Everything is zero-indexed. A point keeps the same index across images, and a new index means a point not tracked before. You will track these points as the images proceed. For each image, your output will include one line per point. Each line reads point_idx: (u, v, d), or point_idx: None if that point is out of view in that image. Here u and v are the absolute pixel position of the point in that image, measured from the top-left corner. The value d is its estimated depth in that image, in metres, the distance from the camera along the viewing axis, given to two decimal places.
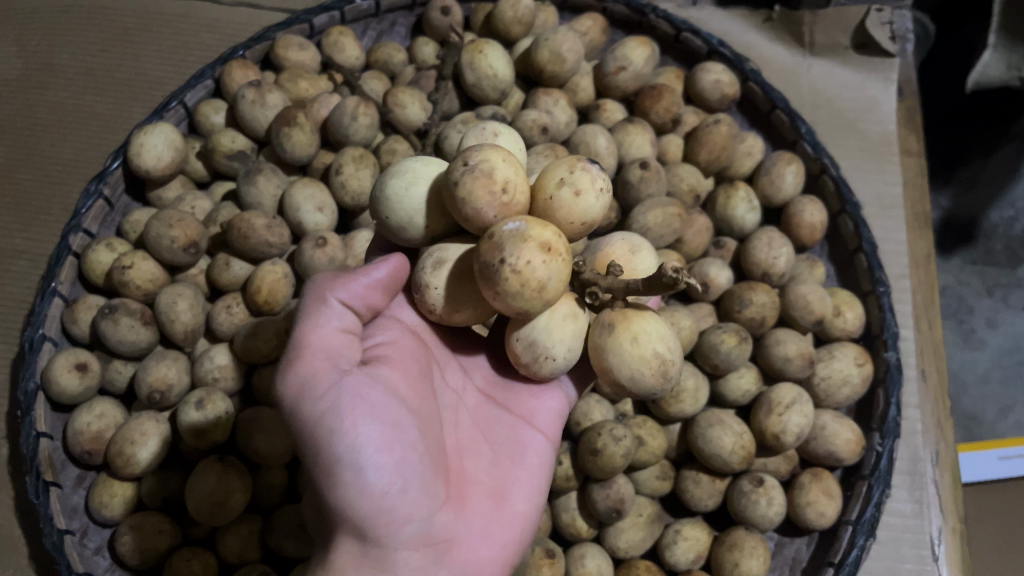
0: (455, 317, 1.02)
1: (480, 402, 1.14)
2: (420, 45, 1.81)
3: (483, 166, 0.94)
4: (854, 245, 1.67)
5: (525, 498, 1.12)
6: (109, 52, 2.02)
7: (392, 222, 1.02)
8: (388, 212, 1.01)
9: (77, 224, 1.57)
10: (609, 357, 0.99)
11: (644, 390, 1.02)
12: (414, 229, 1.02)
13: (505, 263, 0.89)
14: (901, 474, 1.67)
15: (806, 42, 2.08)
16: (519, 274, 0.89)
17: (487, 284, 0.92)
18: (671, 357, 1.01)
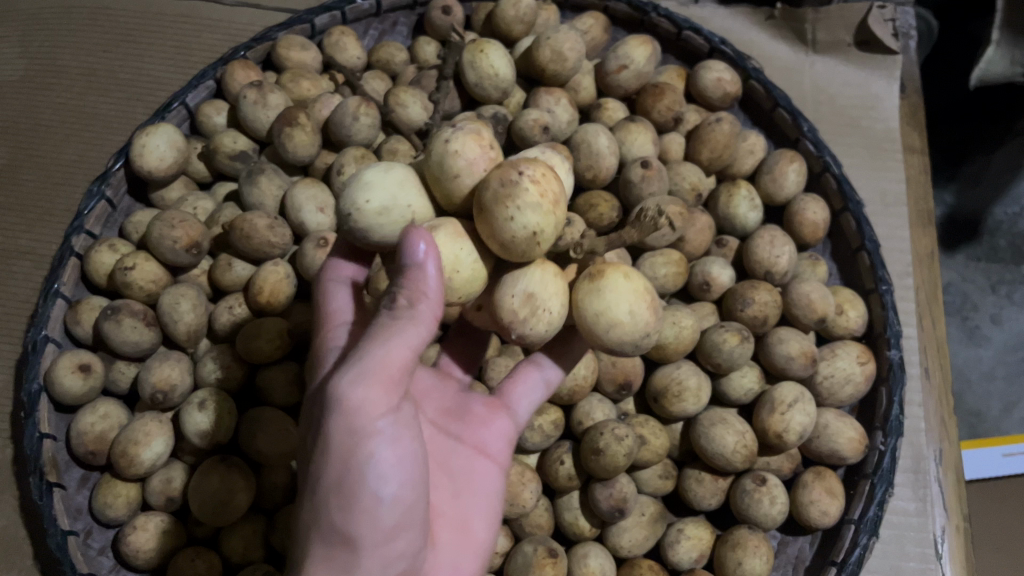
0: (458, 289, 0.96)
1: (435, 433, 1.18)
2: (421, 45, 1.81)
3: (466, 130, 0.99)
4: (857, 243, 1.67)
5: (489, 522, 1.18)
6: (112, 53, 2.02)
7: (373, 208, 0.97)
8: (367, 194, 0.97)
9: (79, 225, 1.58)
10: (602, 299, 0.98)
11: (643, 332, 1.02)
12: (397, 215, 0.98)
13: (524, 174, 0.92)
14: (903, 472, 1.67)
15: (808, 39, 2.07)
16: (538, 181, 0.92)
17: (497, 205, 0.90)
18: (653, 298, 1.04)
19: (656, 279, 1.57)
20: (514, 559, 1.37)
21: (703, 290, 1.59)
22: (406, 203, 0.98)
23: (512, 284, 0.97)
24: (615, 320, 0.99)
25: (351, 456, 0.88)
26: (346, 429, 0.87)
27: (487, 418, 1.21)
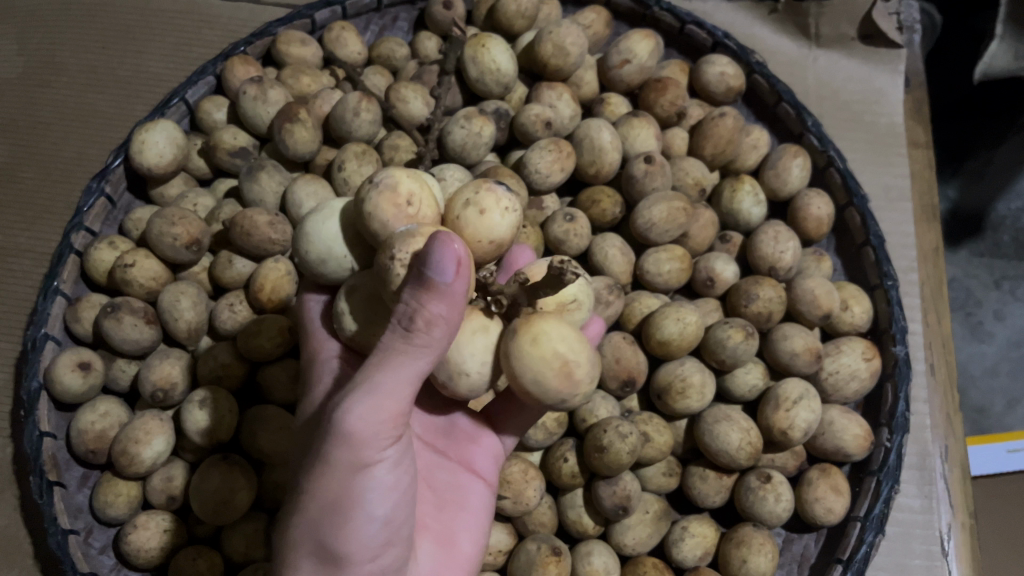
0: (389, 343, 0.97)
1: (422, 448, 1.16)
2: (422, 40, 1.80)
3: (386, 183, 0.95)
4: (861, 238, 1.65)
5: (474, 540, 1.17)
6: (111, 50, 2.01)
7: (312, 258, 1.02)
8: (306, 247, 1.02)
9: (78, 222, 1.56)
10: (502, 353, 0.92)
11: (556, 396, 0.93)
12: (334, 263, 1.02)
13: (394, 258, 0.85)
14: (909, 469, 1.65)
15: (811, 34, 2.05)
16: (407, 266, 0.85)
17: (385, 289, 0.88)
18: (578, 359, 0.93)
19: (659, 276, 1.55)
20: (518, 558, 1.37)
21: (706, 286, 1.58)
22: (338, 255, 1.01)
23: None
24: (523, 384, 0.92)
25: (345, 483, 0.88)
26: (347, 460, 0.86)
27: (473, 435, 1.21)
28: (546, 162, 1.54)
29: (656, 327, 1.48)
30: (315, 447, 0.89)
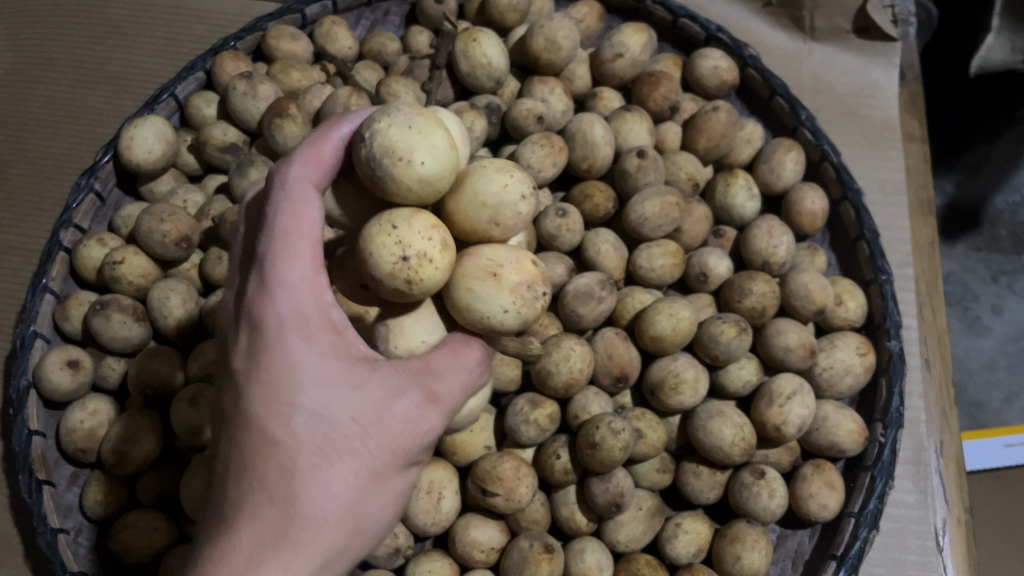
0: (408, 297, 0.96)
1: None
2: (414, 34, 1.79)
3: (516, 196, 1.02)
4: (856, 233, 1.64)
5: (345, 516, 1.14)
6: (102, 45, 1.99)
7: (418, 169, 0.93)
8: (420, 157, 0.93)
9: (68, 219, 1.55)
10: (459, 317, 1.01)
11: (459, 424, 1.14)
12: (421, 188, 0.96)
13: (539, 293, 1.00)
14: (904, 465, 1.65)
15: (806, 27, 2.03)
16: (535, 308, 1.00)
17: (498, 285, 0.97)
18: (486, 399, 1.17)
19: (652, 271, 1.55)
20: (510, 555, 1.36)
21: (700, 281, 1.57)
22: (431, 186, 0.96)
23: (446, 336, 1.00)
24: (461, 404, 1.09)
25: (394, 475, 0.93)
26: (413, 449, 0.94)
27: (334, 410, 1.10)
28: (538, 157, 1.53)
29: (648, 323, 1.47)
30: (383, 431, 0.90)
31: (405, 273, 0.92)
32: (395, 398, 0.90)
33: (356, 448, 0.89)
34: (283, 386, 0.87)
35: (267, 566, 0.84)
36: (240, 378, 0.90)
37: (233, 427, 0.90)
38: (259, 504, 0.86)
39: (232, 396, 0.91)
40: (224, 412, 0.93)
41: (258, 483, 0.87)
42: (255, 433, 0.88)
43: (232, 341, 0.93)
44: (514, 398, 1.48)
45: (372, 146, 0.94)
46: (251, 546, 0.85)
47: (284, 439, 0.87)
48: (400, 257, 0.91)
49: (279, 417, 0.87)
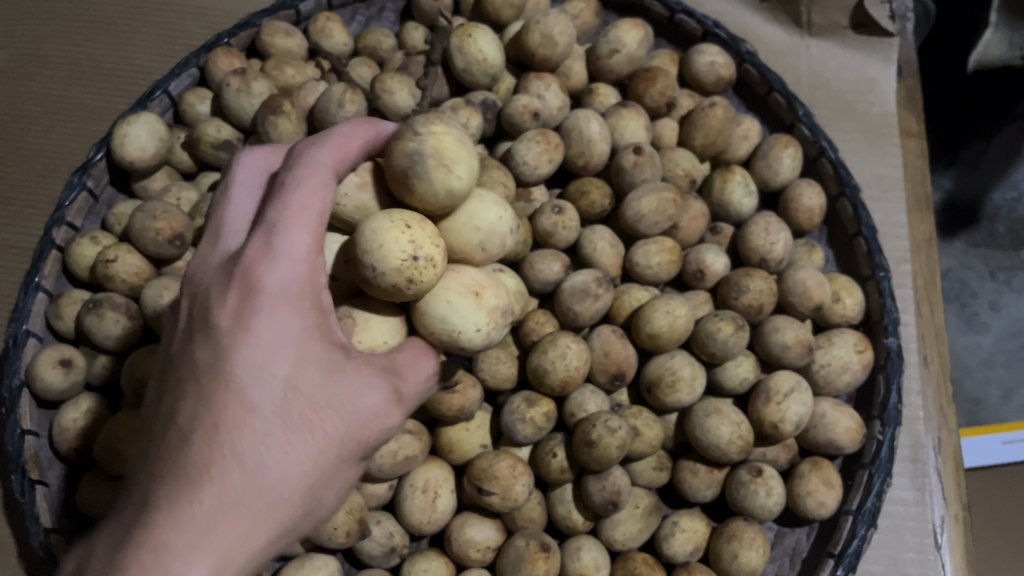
0: (397, 294, 0.97)
1: None
2: (409, 30, 1.77)
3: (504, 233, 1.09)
4: (853, 229, 1.63)
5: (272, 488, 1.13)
6: (94, 42, 1.98)
7: (453, 179, 0.99)
8: (457, 170, 0.99)
9: (60, 217, 1.54)
10: (421, 325, 1.03)
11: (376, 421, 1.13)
12: (441, 195, 0.99)
13: (504, 322, 1.08)
14: (901, 462, 1.64)
15: (803, 22, 2.02)
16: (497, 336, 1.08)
17: (479, 304, 1.03)
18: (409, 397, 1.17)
19: (649, 268, 1.54)
20: (506, 554, 1.35)
21: (696, 278, 1.56)
22: (451, 198, 1.00)
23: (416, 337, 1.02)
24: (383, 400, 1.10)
25: (347, 467, 0.97)
26: (370, 444, 0.98)
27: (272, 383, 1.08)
28: (534, 153, 1.52)
29: (645, 320, 1.46)
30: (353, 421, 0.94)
31: (412, 270, 0.94)
32: (369, 390, 0.94)
33: (329, 432, 0.92)
34: (271, 356, 0.89)
35: (224, 530, 0.84)
36: (222, 335, 0.90)
37: (205, 383, 0.89)
38: (220, 468, 0.86)
39: (207, 352, 0.90)
40: (193, 365, 0.91)
41: (224, 447, 0.86)
42: (231, 395, 0.87)
43: (214, 295, 0.93)
44: (509, 396, 1.47)
45: (422, 147, 0.98)
46: (208, 509, 0.84)
47: (262, 408, 0.88)
48: (411, 253, 0.94)
49: (262, 384, 0.88)
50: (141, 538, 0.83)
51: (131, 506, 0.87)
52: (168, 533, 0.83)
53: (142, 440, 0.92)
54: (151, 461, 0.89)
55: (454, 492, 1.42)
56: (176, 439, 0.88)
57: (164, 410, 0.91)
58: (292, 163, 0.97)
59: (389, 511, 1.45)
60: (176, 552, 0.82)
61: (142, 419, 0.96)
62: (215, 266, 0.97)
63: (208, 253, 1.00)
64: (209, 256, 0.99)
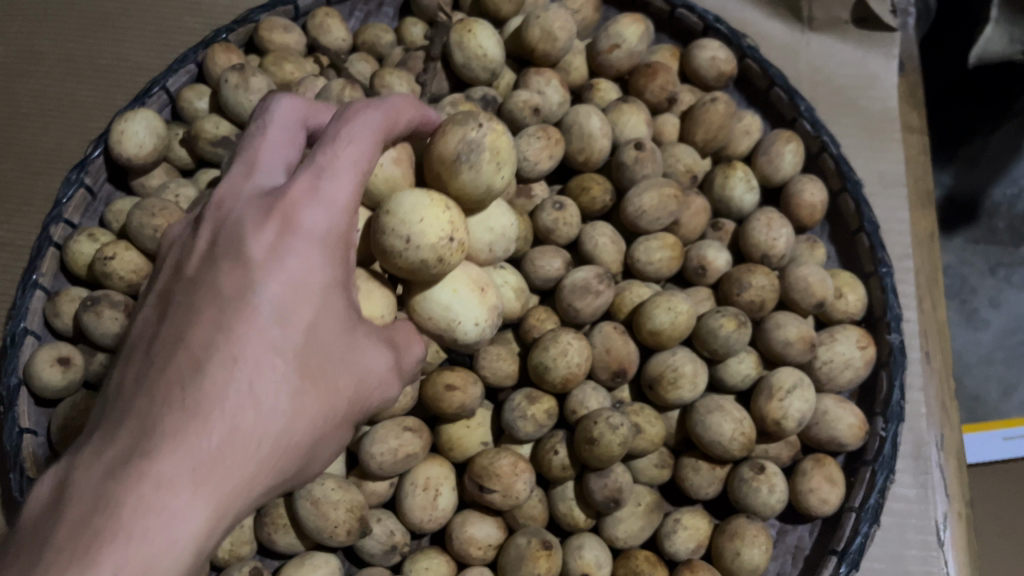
0: (421, 270, 1.05)
1: None
2: (408, 26, 1.76)
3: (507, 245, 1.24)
4: (855, 225, 1.62)
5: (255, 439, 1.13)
6: (91, 38, 1.97)
7: (499, 177, 1.12)
8: (503, 170, 1.12)
9: (57, 214, 1.53)
10: (423, 310, 1.13)
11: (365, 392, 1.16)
12: (482, 185, 1.10)
13: (494, 325, 1.20)
14: (904, 459, 1.64)
15: (804, 17, 2.02)
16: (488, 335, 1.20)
17: (481, 297, 1.16)
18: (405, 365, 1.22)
19: (650, 264, 1.53)
20: (508, 553, 1.35)
21: (698, 274, 1.55)
22: (486, 194, 1.12)
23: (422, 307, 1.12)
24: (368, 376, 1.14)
25: (336, 433, 1.01)
26: (357, 414, 1.03)
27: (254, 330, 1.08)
28: (534, 149, 1.51)
29: (647, 317, 1.45)
30: (355, 388, 1.00)
31: (446, 248, 1.04)
32: (373, 358, 1.01)
33: (336, 391, 0.97)
34: (301, 302, 0.93)
35: (231, 465, 0.87)
36: (254, 269, 0.92)
37: (230, 315, 0.90)
38: (236, 405, 0.88)
39: (233, 283, 0.92)
40: (216, 292, 0.92)
41: (243, 384, 0.89)
42: (257, 334, 0.90)
43: (246, 228, 0.94)
44: (510, 393, 1.46)
45: (482, 140, 1.08)
46: (219, 443, 0.86)
47: (285, 353, 0.92)
48: (448, 233, 1.03)
49: (289, 328, 0.92)
50: (144, 463, 0.83)
51: (128, 427, 0.86)
52: (176, 463, 0.84)
53: (139, 361, 0.91)
54: (154, 384, 0.88)
55: (455, 490, 1.41)
56: (190, 366, 0.88)
57: (175, 334, 0.91)
58: (344, 115, 0.99)
59: (390, 509, 1.44)
60: (181, 484, 0.83)
61: (136, 337, 0.95)
62: (243, 198, 0.98)
63: (237, 181, 0.99)
64: (239, 186, 0.99)
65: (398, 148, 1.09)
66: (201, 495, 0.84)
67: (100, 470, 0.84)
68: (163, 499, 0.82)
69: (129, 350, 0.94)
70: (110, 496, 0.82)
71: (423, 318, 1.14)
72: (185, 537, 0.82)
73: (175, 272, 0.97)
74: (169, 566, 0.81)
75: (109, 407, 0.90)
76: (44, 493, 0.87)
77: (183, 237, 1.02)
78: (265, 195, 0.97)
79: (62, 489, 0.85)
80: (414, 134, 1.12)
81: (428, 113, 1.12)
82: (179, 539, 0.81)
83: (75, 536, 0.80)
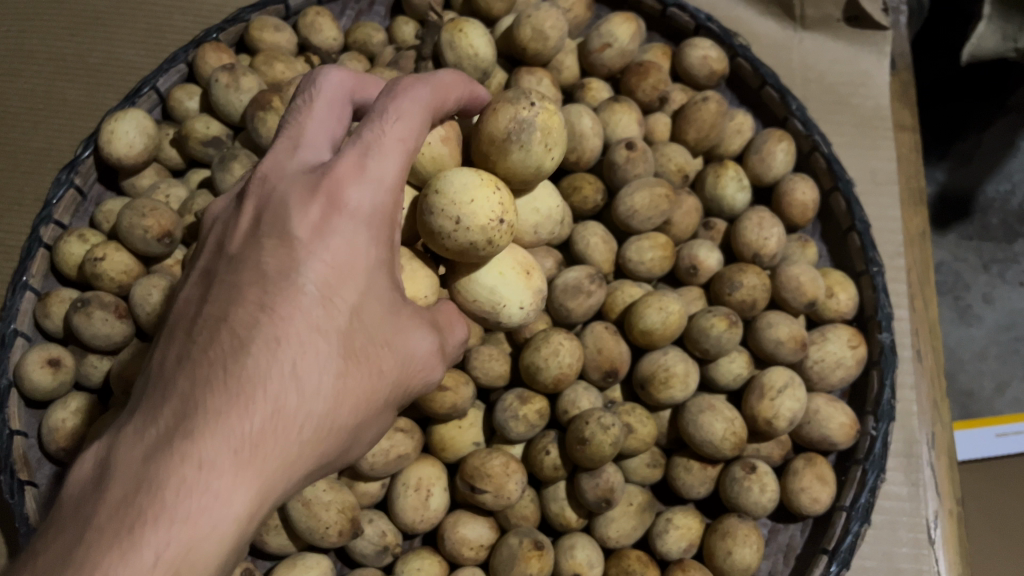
0: (468, 252, 1.05)
1: None
2: (400, 25, 1.76)
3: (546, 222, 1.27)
4: (847, 224, 1.62)
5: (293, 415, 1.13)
6: (80, 37, 1.96)
7: (551, 158, 1.14)
8: (556, 151, 1.14)
9: (47, 215, 1.52)
10: (469, 292, 1.15)
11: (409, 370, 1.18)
12: (531, 162, 1.11)
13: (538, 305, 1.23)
14: (895, 457, 1.64)
15: (796, 15, 2.01)
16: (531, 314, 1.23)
17: (527, 277, 1.19)
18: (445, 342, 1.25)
19: (642, 264, 1.53)
20: (500, 553, 1.35)
21: (690, 274, 1.56)
22: (534, 175, 1.14)
23: (468, 290, 1.15)
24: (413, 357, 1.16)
25: (381, 415, 1.02)
26: (401, 396, 1.04)
27: None
28: None
29: (638, 316, 1.45)
30: (402, 369, 0.99)
31: (495, 232, 1.04)
32: (420, 340, 1.01)
33: (381, 373, 0.96)
34: (344, 284, 0.92)
35: (274, 447, 0.86)
36: (298, 247, 0.91)
37: (274, 295, 0.89)
38: (279, 388, 0.87)
39: (278, 261, 0.91)
40: (261, 271, 0.91)
41: (287, 365, 0.87)
42: (301, 313, 0.89)
43: (292, 205, 0.93)
44: (502, 393, 1.47)
45: (533, 119, 1.10)
46: (261, 426, 0.85)
47: (329, 335, 0.90)
48: (496, 217, 1.03)
49: (332, 307, 0.91)
50: (187, 443, 0.82)
51: (170, 406, 0.86)
52: (219, 445, 0.83)
53: (181, 339, 0.91)
54: (196, 363, 0.87)
55: (447, 490, 1.41)
56: (232, 346, 0.87)
57: (217, 312, 0.90)
58: (392, 93, 0.99)
59: (382, 510, 1.44)
60: (222, 465, 0.82)
61: (178, 316, 0.94)
62: (288, 174, 0.97)
63: (282, 156, 0.98)
64: (283, 162, 0.98)
65: (446, 127, 1.12)
66: (243, 477, 0.83)
67: (141, 450, 0.83)
68: (205, 481, 0.81)
69: (171, 328, 0.93)
70: (151, 477, 0.81)
71: (470, 300, 1.16)
72: (226, 519, 0.82)
73: (218, 250, 0.97)
74: (209, 549, 0.81)
75: (150, 386, 0.89)
76: (85, 470, 0.86)
77: (226, 215, 1.01)
78: (312, 170, 0.96)
79: (104, 467, 0.84)
80: (461, 113, 1.14)
81: (477, 89, 1.13)
82: (219, 522, 0.81)
83: (116, 517, 0.79)
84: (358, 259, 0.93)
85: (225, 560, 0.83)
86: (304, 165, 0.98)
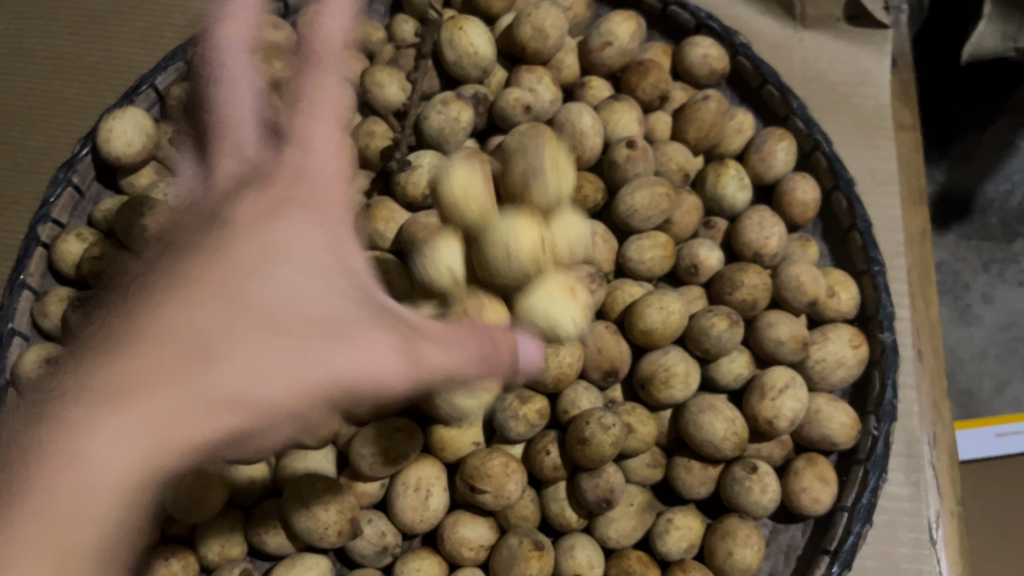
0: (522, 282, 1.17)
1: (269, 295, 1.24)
2: (399, 23, 1.75)
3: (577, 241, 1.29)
4: (848, 223, 1.62)
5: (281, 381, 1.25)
6: (79, 35, 1.95)
7: (561, 183, 1.25)
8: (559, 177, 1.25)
9: (45, 213, 1.52)
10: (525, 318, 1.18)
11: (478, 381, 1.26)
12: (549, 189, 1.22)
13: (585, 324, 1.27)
14: (896, 457, 1.64)
15: (796, 13, 1.99)
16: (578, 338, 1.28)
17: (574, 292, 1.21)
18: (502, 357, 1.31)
19: (642, 263, 1.52)
20: (500, 553, 1.34)
21: (690, 273, 1.55)
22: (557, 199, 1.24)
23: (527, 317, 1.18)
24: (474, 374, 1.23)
25: (334, 393, 1.06)
26: (366, 379, 1.05)
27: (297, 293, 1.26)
28: None
29: (637, 316, 1.45)
30: (346, 344, 1.04)
31: (536, 269, 1.16)
32: (370, 334, 1.05)
33: (308, 351, 1.04)
34: (261, 267, 1.06)
35: (156, 402, 0.99)
36: (237, 224, 1.11)
37: (207, 265, 1.07)
38: (181, 339, 1.01)
39: (214, 239, 1.11)
40: (213, 233, 1.13)
41: (193, 320, 1.03)
42: (213, 284, 1.05)
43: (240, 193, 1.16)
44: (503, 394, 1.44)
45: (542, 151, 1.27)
46: (141, 379, 0.99)
47: (237, 309, 1.03)
48: (534, 257, 1.15)
49: (256, 283, 1.04)
50: (79, 395, 0.99)
51: (94, 352, 1.05)
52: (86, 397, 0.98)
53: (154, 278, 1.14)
54: (141, 310, 1.06)
55: (447, 490, 1.40)
56: (186, 278, 1.07)
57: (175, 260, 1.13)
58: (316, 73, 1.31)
59: (381, 510, 1.44)
60: (82, 410, 0.98)
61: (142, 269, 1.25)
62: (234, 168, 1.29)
63: (232, 149, 1.32)
64: (237, 151, 1.32)
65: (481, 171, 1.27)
66: (128, 428, 0.97)
67: (97, 381, 1.00)
68: (93, 426, 0.97)
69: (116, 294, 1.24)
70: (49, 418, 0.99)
71: (531, 325, 1.18)
72: (103, 470, 0.96)
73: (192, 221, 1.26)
74: (86, 498, 0.95)
75: (100, 332, 1.10)
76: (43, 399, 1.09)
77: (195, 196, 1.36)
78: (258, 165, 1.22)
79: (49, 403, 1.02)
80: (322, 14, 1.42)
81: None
82: (127, 462, 0.98)
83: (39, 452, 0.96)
84: (293, 244, 1.09)
85: (120, 511, 0.98)
86: (242, 163, 1.31)
